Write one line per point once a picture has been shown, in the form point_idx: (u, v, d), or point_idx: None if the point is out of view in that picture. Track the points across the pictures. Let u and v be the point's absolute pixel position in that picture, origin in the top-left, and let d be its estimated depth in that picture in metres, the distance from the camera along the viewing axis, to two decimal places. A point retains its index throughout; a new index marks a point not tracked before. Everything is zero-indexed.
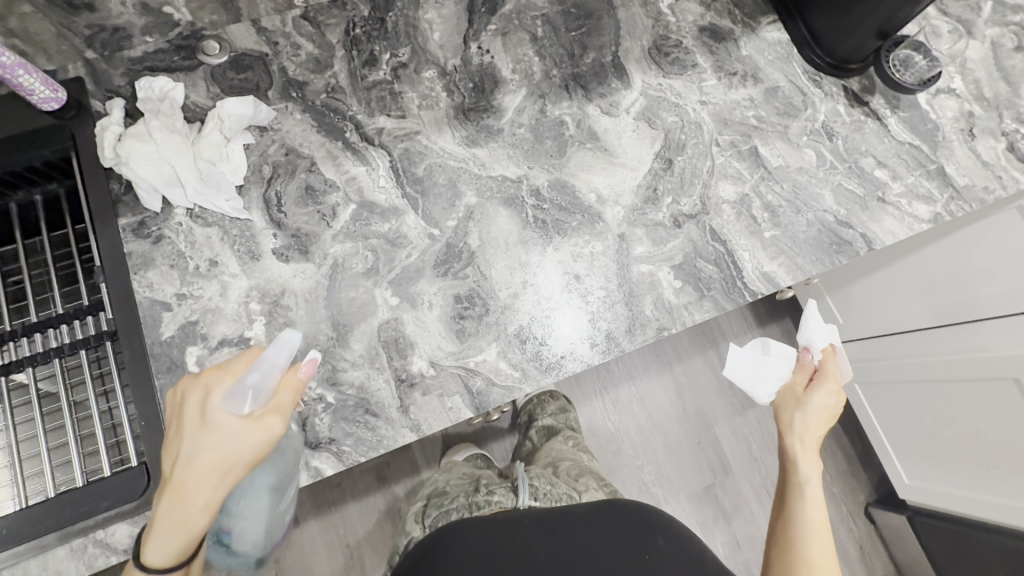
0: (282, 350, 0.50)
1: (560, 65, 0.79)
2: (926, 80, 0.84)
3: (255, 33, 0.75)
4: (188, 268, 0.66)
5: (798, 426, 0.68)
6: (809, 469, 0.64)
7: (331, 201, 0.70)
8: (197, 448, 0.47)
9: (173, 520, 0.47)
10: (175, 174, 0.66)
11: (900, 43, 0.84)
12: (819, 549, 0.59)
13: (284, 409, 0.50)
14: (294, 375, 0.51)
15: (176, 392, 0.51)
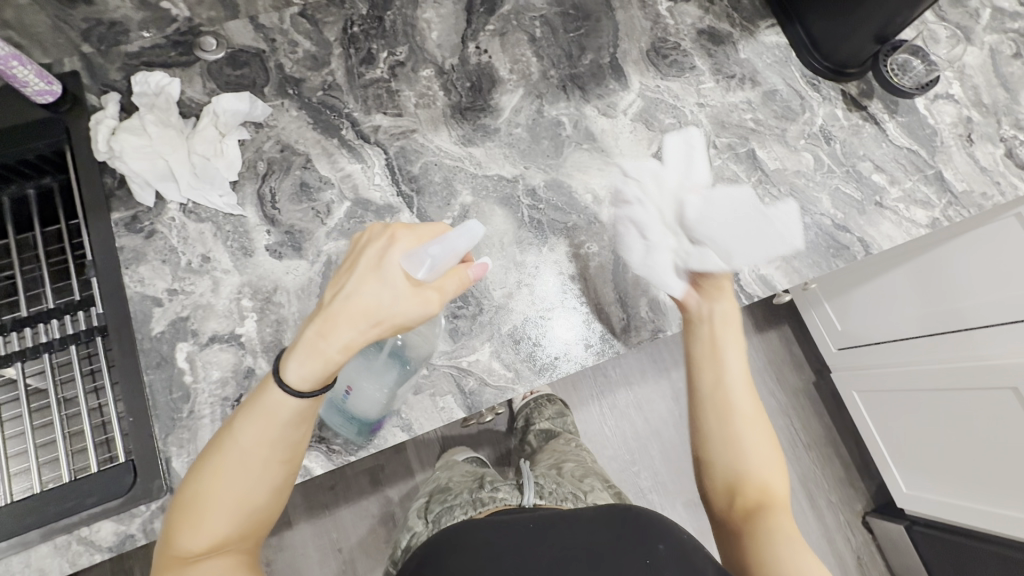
0: (465, 238, 0.49)
1: (557, 65, 0.79)
2: (923, 85, 0.83)
3: (252, 30, 0.75)
4: (180, 264, 0.65)
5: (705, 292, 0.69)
6: (730, 342, 0.68)
7: (325, 198, 0.69)
8: (363, 290, 0.49)
9: (314, 346, 0.49)
10: (169, 168, 0.66)
11: (898, 47, 0.84)
12: (752, 426, 0.67)
13: (445, 292, 0.51)
14: (465, 269, 0.52)
15: (361, 237, 0.53)
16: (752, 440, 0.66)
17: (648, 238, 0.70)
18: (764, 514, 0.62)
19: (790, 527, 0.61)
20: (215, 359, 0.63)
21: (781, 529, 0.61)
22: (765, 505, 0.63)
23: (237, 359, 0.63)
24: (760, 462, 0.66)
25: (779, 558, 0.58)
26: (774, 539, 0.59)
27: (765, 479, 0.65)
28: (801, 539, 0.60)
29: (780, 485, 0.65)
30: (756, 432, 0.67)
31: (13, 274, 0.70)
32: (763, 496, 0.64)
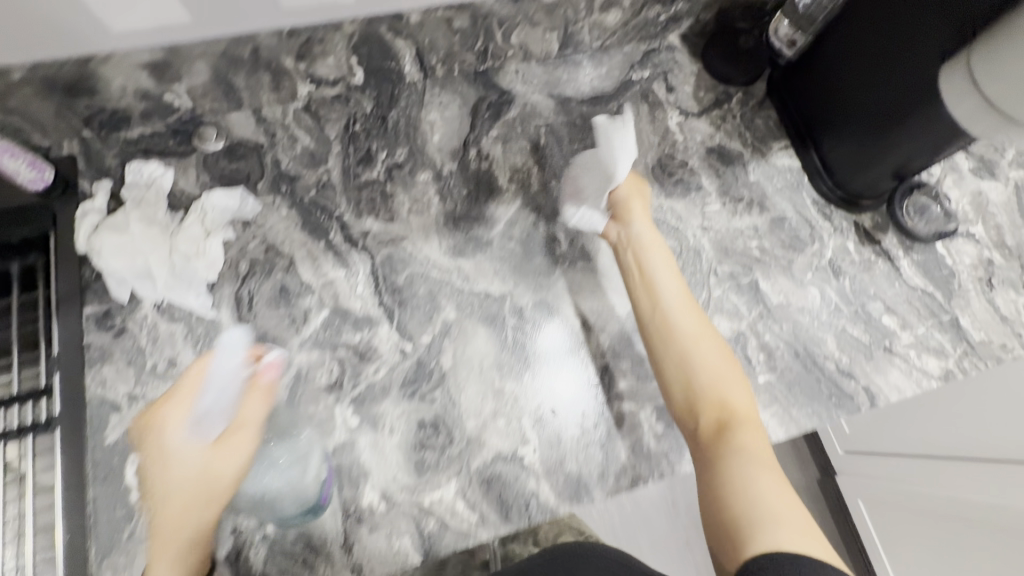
0: (229, 359, 0.53)
1: (558, 177, 0.77)
2: (942, 232, 0.78)
3: (254, 122, 0.75)
4: (144, 367, 0.63)
5: (633, 208, 0.71)
6: (659, 262, 0.67)
7: (303, 305, 0.68)
8: (170, 481, 0.53)
9: (168, 557, 0.53)
10: (146, 267, 0.64)
11: (915, 189, 0.79)
12: (703, 347, 0.62)
13: (256, 416, 0.55)
14: (258, 380, 0.56)
15: (135, 432, 0.55)
16: (703, 354, 0.62)
17: (581, 196, 0.74)
18: (724, 438, 0.56)
19: (750, 444, 0.56)
20: None
21: (743, 450, 0.55)
22: (726, 423, 0.58)
23: None
24: (715, 370, 0.61)
25: (736, 479, 0.52)
26: (732, 461, 0.54)
27: (720, 393, 0.59)
28: (765, 460, 0.54)
29: (741, 398, 0.60)
30: (707, 343, 0.62)
31: None
32: (724, 413, 0.58)
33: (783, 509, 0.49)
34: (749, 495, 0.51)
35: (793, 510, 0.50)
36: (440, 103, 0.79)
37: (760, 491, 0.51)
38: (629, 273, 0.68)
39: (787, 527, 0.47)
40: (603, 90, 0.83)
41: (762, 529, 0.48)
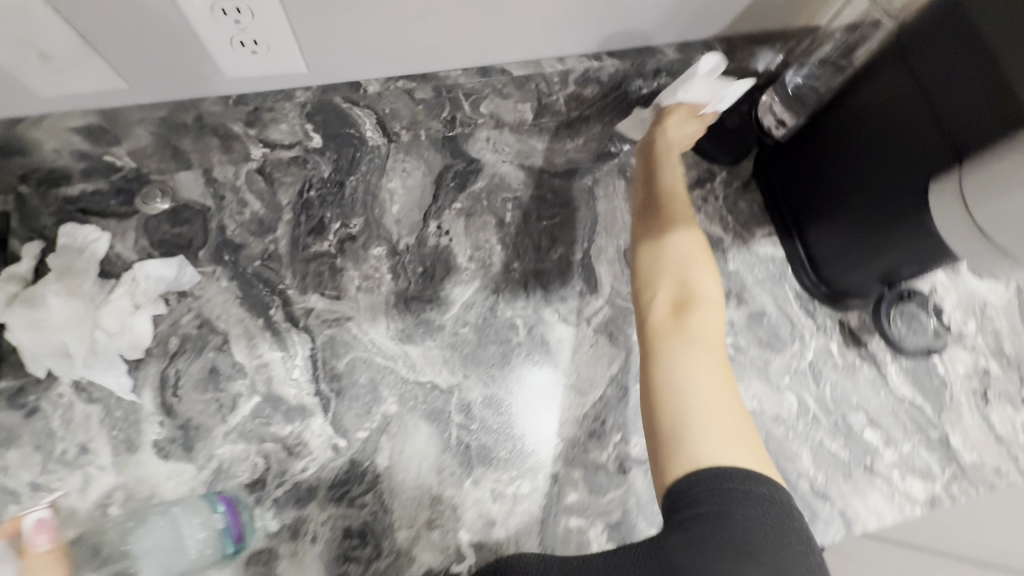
0: None
1: (522, 257, 0.72)
2: (932, 346, 0.72)
3: (203, 183, 0.71)
4: (53, 453, 0.59)
5: (669, 122, 0.70)
6: (664, 167, 0.69)
7: (233, 389, 0.63)
8: None
9: None
10: (63, 344, 0.60)
11: (908, 295, 0.73)
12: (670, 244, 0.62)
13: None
14: (32, 552, 0.51)
15: None
16: (678, 242, 0.62)
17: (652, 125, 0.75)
18: (678, 328, 0.56)
19: (703, 344, 0.55)
20: None
21: (692, 346, 0.54)
22: (684, 307, 0.58)
23: None
24: (688, 228, 0.63)
25: (678, 378, 0.52)
26: (678, 357, 0.53)
27: (695, 237, 0.62)
28: (714, 354, 0.55)
29: (706, 280, 0.60)
30: (685, 212, 0.65)
31: None
32: (682, 306, 0.58)
33: (724, 414, 0.50)
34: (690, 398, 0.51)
35: (737, 415, 0.51)
36: (403, 169, 0.75)
37: (702, 393, 0.51)
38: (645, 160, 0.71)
39: (722, 437, 0.48)
40: (578, 163, 0.79)
41: (698, 437, 0.48)
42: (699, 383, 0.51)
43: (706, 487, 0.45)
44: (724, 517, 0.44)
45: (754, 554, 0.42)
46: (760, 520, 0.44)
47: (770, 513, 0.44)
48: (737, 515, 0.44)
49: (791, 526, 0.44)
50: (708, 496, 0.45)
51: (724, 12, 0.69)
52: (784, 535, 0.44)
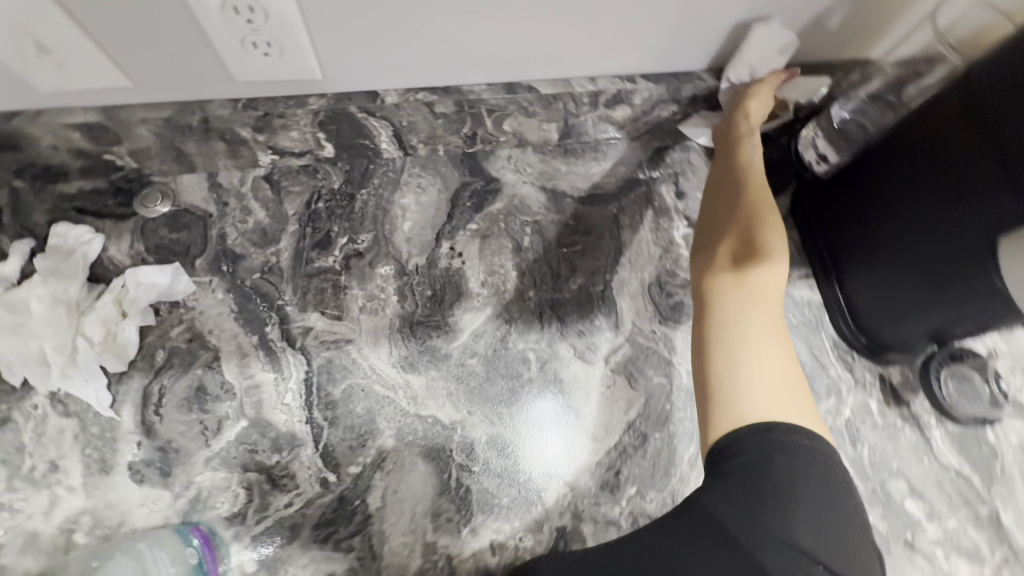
0: None
1: (538, 285, 0.68)
2: (984, 415, 0.66)
3: (207, 188, 0.67)
4: (20, 469, 0.54)
5: (750, 105, 0.66)
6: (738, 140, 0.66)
7: (220, 411, 0.58)
8: None
9: None
10: (41, 352, 0.55)
11: (962, 356, 0.67)
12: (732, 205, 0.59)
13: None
14: None
15: None
16: (744, 203, 0.60)
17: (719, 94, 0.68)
18: (737, 285, 0.53)
19: (763, 303, 0.52)
20: None
21: (752, 302, 0.51)
22: (745, 263, 0.54)
23: None
24: (755, 203, 0.60)
25: (733, 333, 0.50)
26: (734, 310, 0.51)
27: (759, 202, 0.59)
28: (776, 312, 0.52)
29: (772, 239, 0.56)
30: (751, 185, 0.62)
31: None
32: (746, 261, 0.55)
33: (779, 373, 0.48)
34: (743, 353, 0.48)
35: (793, 377, 0.48)
36: (418, 185, 0.71)
37: (759, 349, 0.49)
38: (720, 147, 0.68)
39: (773, 396, 0.46)
40: (603, 188, 0.74)
41: (745, 393, 0.47)
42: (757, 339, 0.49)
43: (749, 442, 0.44)
44: (767, 465, 0.43)
45: (796, 502, 0.42)
46: (805, 468, 0.43)
47: (818, 464, 0.43)
48: (783, 465, 0.43)
49: (835, 475, 0.44)
50: (751, 449, 0.44)
51: (777, 32, 0.63)
52: (829, 485, 0.43)
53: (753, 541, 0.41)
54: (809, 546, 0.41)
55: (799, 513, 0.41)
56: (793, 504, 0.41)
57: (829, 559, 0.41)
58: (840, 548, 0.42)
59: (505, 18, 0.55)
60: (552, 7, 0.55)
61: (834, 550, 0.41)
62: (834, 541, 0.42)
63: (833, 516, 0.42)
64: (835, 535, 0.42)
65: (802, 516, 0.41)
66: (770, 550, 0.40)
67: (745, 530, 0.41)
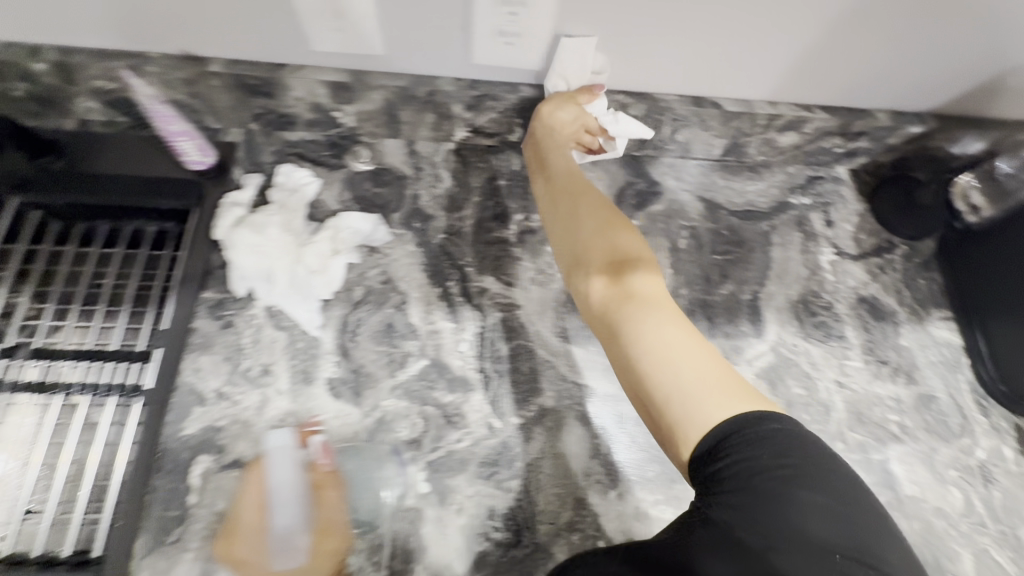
0: (276, 454, 0.57)
1: (691, 285, 0.73)
2: None
3: (405, 152, 0.75)
4: (239, 367, 0.62)
5: (543, 110, 0.66)
6: (555, 151, 0.69)
7: (405, 348, 0.65)
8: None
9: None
10: (270, 270, 0.64)
11: None
12: (601, 226, 0.63)
13: (338, 507, 0.58)
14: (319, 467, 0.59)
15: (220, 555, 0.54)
16: (593, 211, 0.64)
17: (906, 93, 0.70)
18: (625, 296, 0.57)
19: (654, 304, 0.56)
20: (226, 486, 0.57)
21: (646, 311, 0.56)
22: (622, 273, 0.59)
23: None
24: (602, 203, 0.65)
25: (651, 350, 0.53)
26: (638, 329, 0.55)
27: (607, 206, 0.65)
28: (668, 305, 0.57)
29: (629, 242, 0.62)
30: (586, 191, 0.66)
31: (106, 286, 0.72)
32: (623, 274, 0.59)
33: (700, 364, 0.52)
34: (670, 365, 0.52)
35: (714, 362, 0.53)
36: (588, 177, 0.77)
37: (675, 355, 0.52)
38: (533, 156, 0.71)
39: (704, 388, 0.51)
40: (756, 206, 0.79)
41: (691, 403, 0.50)
42: (664, 341, 0.53)
43: (734, 441, 0.47)
44: (750, 460, 0.46)
45: (783, 490, 0.45)
46: (788, 459, 0.46)
47: (795, 441, 0.47)
48: (766, 459, 0.46)
49: (815, 456, 0.47)
50: (737, 450, 0.47)
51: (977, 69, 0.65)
52: (814, 466, 0.46)
53: (764, 540, 0.43)
54: (817, 532, 0.43)
55: (797, 500, 0.45)
56: (788, 495, 0.45)
57: (837, 522, 0.44)
58: (850, 528, 0.44)
59: (721, 32, 0.61)
60: (778, 26, 0.60)
61: (842, 525, 0.44)
62: (841, 522, 0.44)
63: (833, 492, 0.45)
64: (840, 511, 0.45)
65: (795, 496, 0.45)
66: (785, 547, 0.43)
67: (759, 532, 0.44)
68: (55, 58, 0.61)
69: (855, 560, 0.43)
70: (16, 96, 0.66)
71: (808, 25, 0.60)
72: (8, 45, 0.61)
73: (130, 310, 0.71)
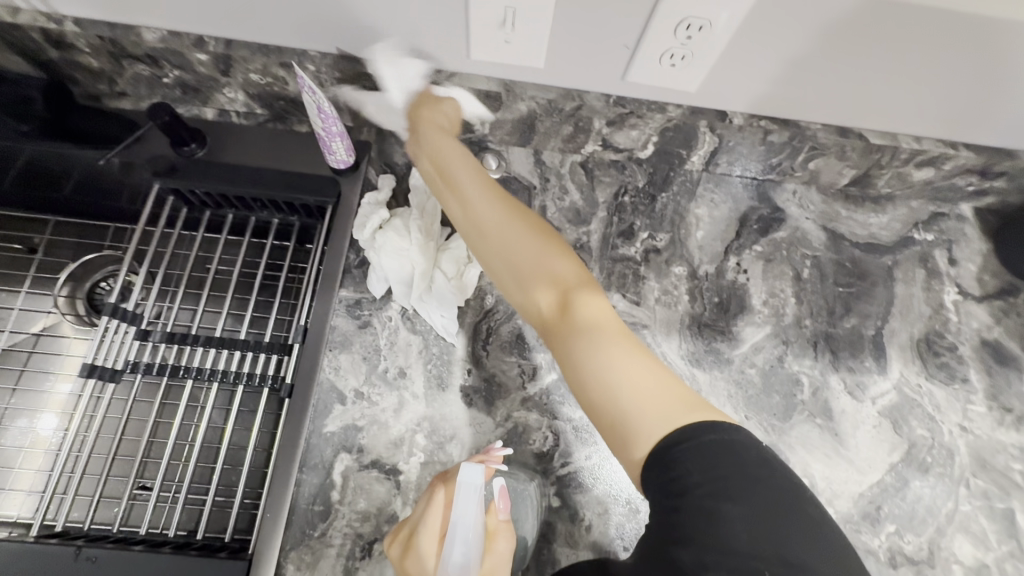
0: (467, 486, 0.53)
1: (815, 316, 0.72)
2: None
3: (533, 161, 0.76)
4: (377, 368, 0.63)
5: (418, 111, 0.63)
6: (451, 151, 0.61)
7: (535, 360, 0.65)
8: None
9: None
10: (410, 274, 0.65)
11: None
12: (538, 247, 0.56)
13: (506, 560, 0.53)
14: (495, 511, 0.55)
15: (392, 553, 0.54)
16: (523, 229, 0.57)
17: None
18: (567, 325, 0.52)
19: (597, 325, 0.51)
20: (367, 486, 0.59)
21: (589, 337, 0.51)
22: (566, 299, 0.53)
23: (386, 498, 0.59)
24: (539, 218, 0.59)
25: (598, 379, 0.49)
26: (581, 359, 0.50)
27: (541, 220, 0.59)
28: (611, 325, 0.52)
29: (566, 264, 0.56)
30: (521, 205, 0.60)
31: (233, 272, 0.74)
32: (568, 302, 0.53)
33: (647, 382, 0.48)
34: (615, 391, 0.48)
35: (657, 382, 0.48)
36: (712, 199, 0.77)
37: (617, 383, 0.48)
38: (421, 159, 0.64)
39: (651, 408, 0.47)
40: (881, 240, 0.77)
41: (639, 422, 0.47)
42: (608, 371, 0.48)
43: (685, 458, 0.44)
44: (682, 479, 0.44)
45: (715, 509, 0.43)
46: (717, 471, 0.44)
47: (732, 455, 0.45)
48: (698, 474, 0.44)
49: (749, 466, 0.45)
50: (676, 466, 0.44)
51: None
52: (741, 474, 0.44)
53: (698, 560, 0.42)
54: (747, 533, 0.42)
55: (728, 511, 0.43)
56: (715, 511, 0.43)
57: (770, 539, 0.42)
58: (777, 517, 0.43)
59: (871, 65, 0.59)
60: (953, 65, 0.58)
61: (771, 516, 0.43)
62: (768, 527, 0.43)
63: (762, 484, 0.44)
64: (767, 499, 0.44)
65: (725, 513, 0.43)
66: (722, 559, 0.42)
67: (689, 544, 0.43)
68: (217, 50, 0.62)
69: (784, 546, 0.42)
70: (167, 83, 0.68)
71: (970, 59, 0.57)
72: (171, 34, 0.61)
73: (257, 300, 0.73)
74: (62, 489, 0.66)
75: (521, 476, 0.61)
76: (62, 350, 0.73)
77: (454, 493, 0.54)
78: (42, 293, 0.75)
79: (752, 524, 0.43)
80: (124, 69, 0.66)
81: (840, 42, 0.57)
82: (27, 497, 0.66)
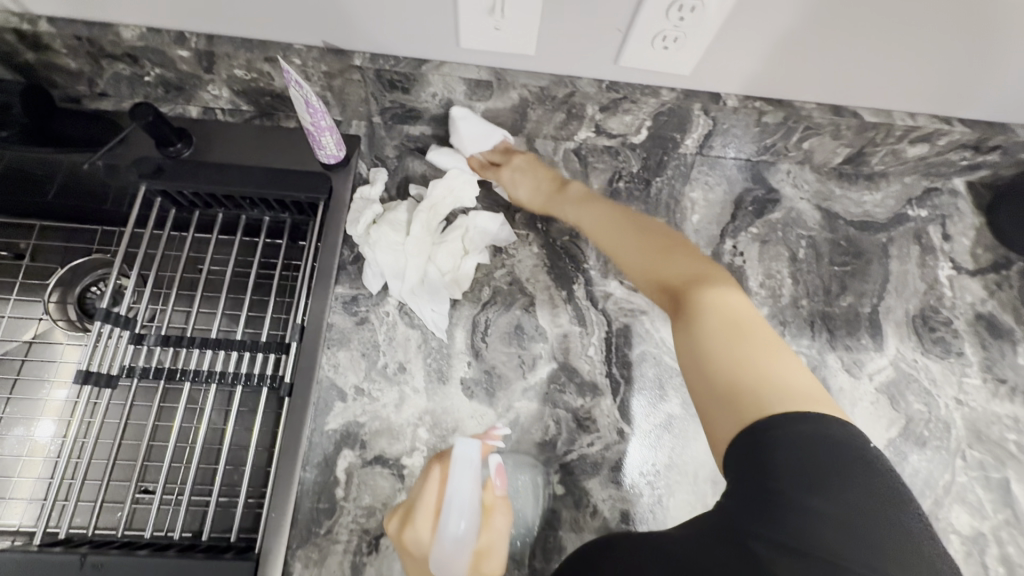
0: (467, 461, 0.53)
1: (812, 296, 0.73)
2: None
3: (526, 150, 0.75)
4: (376, 364, 0.63)
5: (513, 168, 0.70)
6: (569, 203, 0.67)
7: (535, 351, 0.65)
8: None
9: None
10: (406, 268, 0.65)
11: None
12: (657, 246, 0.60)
13: (504, 532, 0.55)
14: (491, 486, 0.56)
15: (389, 528, 0.54)
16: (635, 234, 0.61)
17: None
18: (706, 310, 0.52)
19: (708, 308, 0.51)
20: (371, 482, 0.59)
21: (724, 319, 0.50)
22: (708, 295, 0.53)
23: (391, 492, 0.59)
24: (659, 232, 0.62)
25: (725, 357, 0.48)
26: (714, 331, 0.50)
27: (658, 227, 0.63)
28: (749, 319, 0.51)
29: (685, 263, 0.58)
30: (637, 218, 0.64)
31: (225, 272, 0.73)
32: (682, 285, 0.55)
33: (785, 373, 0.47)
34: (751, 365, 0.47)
35: (753, 360, 0.47)
36: (706, 182, 0.76)
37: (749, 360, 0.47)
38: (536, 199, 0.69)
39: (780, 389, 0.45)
40: (875, 217, 0.78)
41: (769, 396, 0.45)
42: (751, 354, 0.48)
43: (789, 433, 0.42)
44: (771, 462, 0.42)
45: (792, 496, 0.41)
46: (804, 467, 0.41)
47: (832, 443, 0.42)
48: (783, 467, 0.42)
49: (839, 455, 0.42)
50: (770, 448, 0.42)
51: None
52: (828, 465, 0.41)
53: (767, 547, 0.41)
54: (827, 525, 0.40)
55: (805, 502, 0.41)
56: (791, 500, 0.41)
57: (849, 536, 0.40)
58: (868, 508, 0.41)
59: (862, 41, 0.59)
60: (955, 39, 0.58)
61: (863, 511, 0.41)
62: (849, 525, 0.40)
63: (858, 481, 0.41)
64: (861, 494, 0.41)
65: (801, 501, 0.41)
66: (806, 554, 0.40)
67: (766, 536, 0.41)
68: (198, 46, 0.60)
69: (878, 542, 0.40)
70: (149, 82, 0.66)
71: (964, 31, 0.57)
72: (149, 30, 0.59)
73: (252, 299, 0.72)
74: (63, 495, 0.66)
75: (526, 465, 0.61)
76: (55, 357, 0.72)
77: (453, 468, 0.54)
78: (31, 299, 0.74)
79: (833, 517, 0.40)
80: (104, 69, 0.64)
81: (826, 21, 0.56)
82: (28, 505, 0.66)
